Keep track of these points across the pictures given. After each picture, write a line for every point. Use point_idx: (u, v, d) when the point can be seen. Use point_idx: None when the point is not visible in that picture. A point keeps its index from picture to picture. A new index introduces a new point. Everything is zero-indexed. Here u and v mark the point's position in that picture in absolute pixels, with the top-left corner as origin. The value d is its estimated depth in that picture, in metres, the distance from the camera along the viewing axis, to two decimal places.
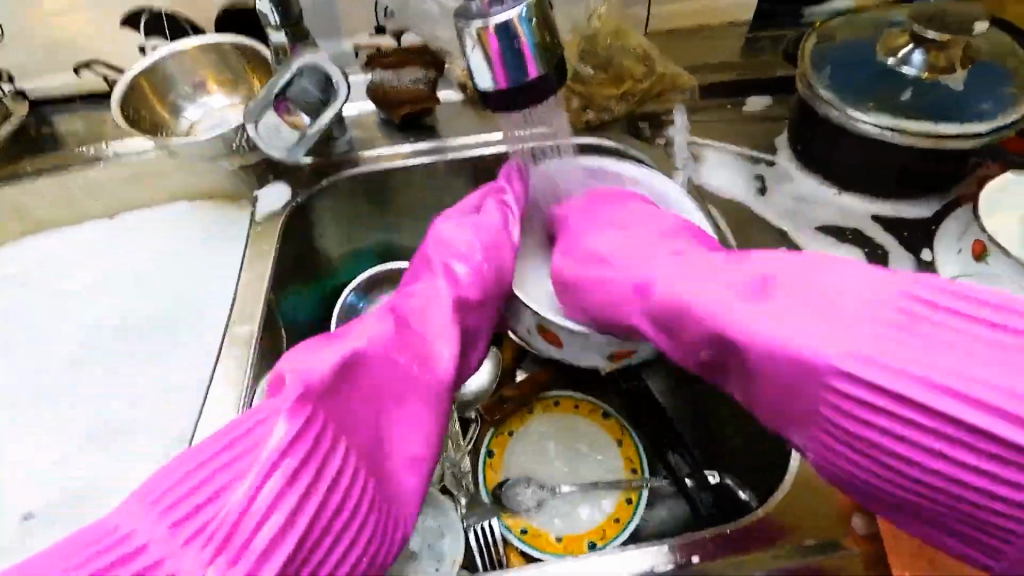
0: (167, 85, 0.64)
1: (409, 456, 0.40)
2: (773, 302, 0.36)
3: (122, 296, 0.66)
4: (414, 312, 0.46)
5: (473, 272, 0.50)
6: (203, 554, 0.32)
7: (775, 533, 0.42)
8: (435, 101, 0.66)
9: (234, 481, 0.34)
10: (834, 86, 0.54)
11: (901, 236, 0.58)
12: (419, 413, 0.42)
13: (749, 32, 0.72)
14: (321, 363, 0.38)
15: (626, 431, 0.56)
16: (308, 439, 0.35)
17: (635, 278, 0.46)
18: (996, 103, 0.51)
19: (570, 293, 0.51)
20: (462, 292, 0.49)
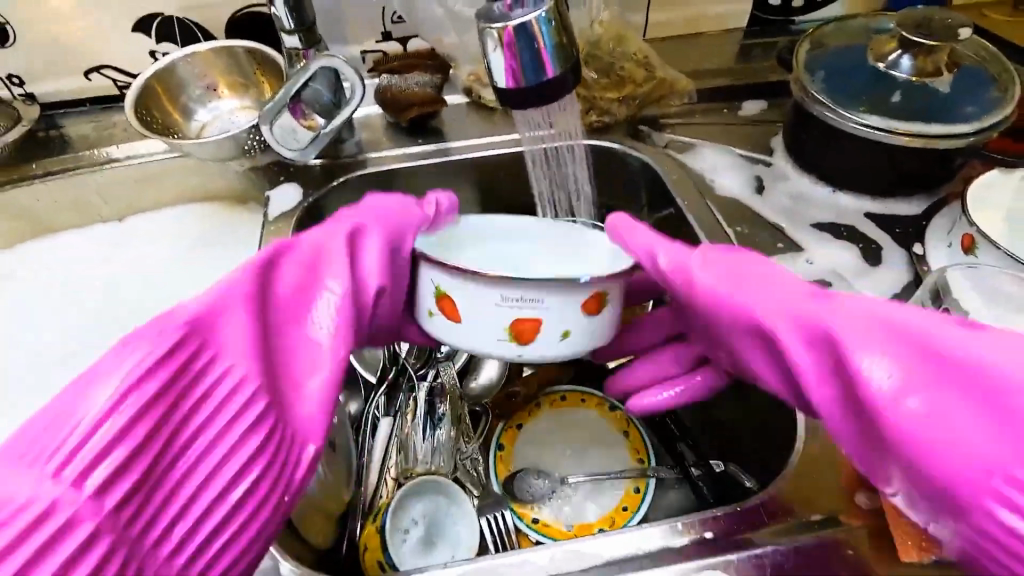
0: (179, 89, 0.65)
1: (298, 380, 0.34)
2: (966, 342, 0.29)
3: (129, 297, 0.66)
4: (317, 248, 0.38)
5: (380, 219, 0.41)
6: (41, 473, 0.26)
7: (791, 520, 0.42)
8: (442, 104, 0.68)
9: (82, 400, 0.28)
10: (827, 89, 0.57)
11: (894, 232, 0.60)
12: (309, 341, 0.35)
13: (743, 39, 0.75)
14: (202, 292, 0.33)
15: (632, 423, 0.57)
16: (178, 355, 0.30)
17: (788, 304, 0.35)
18: (981, 106, 0.54)
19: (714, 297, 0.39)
20: (379, 225, 0.40)
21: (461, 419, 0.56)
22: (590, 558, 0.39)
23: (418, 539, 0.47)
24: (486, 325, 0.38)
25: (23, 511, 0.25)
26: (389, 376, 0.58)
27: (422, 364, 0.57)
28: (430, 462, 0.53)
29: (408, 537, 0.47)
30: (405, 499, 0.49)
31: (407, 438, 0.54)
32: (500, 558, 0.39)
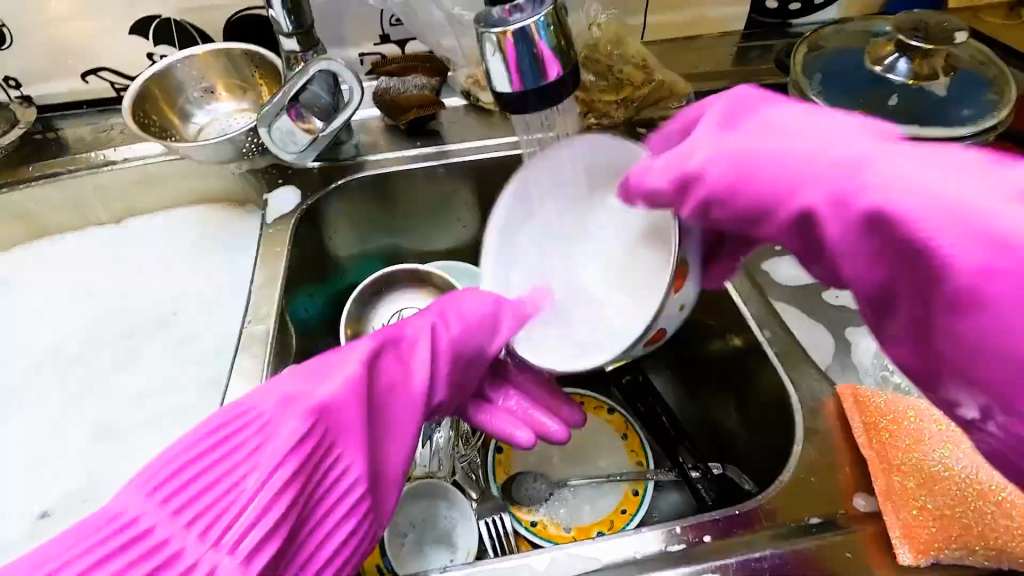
0: (177, 92, 0.65)
1: (386, 471, 0.39)
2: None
3: (127, 299, 0.66)
4: (406, 349, 0.44)
5: (449, 314, 0.46)
6: (205, 537, 0.32)
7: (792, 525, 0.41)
8: (440, 106, 0.68)
9: (234, 480, 0.34)
10: (824, 92, 0.57)
11: None
12: (397, 436, 0.40)
13: (741, 42, 0.76)
14: (324, 384, 0.39)
15: (631, 425, 0.57)
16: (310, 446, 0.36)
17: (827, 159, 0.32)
18: (977, 109, 0.54)
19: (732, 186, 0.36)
20: (455, 325, 0.45)
21: (459, 423, 0.55)
22: (591, 562, 0.39)
23: (417, 542, 0.47)
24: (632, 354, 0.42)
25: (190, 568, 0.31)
26: None
27: None
28: (428, 465, 0.53)
29: (406, 542, 0.47)
30: (405, 504, 0.49)
31: None
32: (501, 562, 0.39)
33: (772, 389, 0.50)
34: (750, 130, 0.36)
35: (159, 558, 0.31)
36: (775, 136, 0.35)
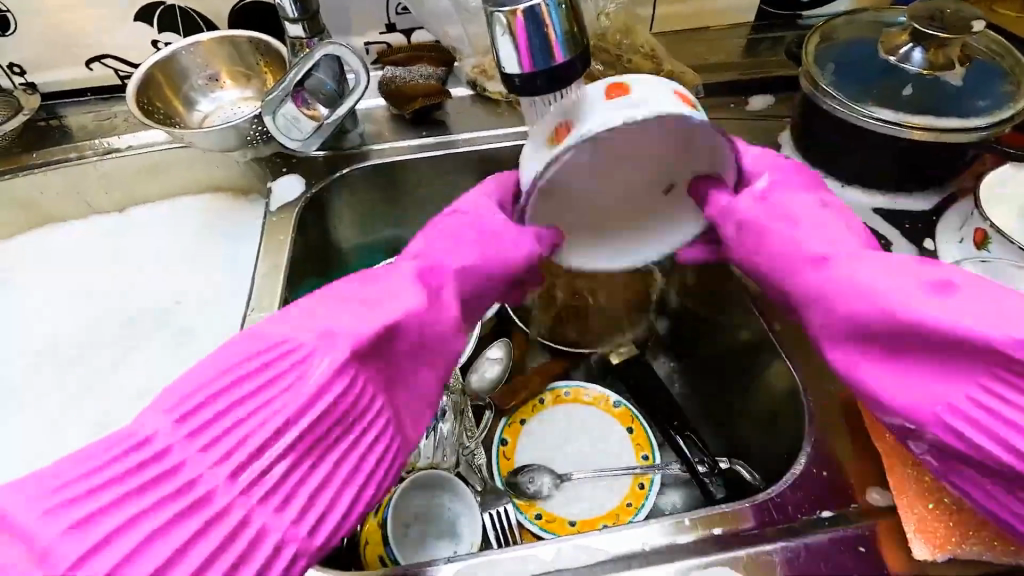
0: (182, 79, 0.65)
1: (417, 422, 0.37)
2: (949, 290, 0.32)
3: (130, 291, 0.66)
4: (450, 277, 0.41)
5: (495, 245, 0.42)
6: (233, 477, 0.30)
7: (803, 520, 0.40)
8: (446, 96, 0.68)
9: (269, 419, 0.31)
10: (837, 83, 0.56)
11: (903, 227, 0.59)
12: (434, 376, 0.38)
13: (750, 34, 0.75)
14: (360, 318, 0.34)
15: (637, 418, 0.56)
16: (354, 394, 0.33)
17: (813, 251, 0.38)
18: (993, 101, 0.53)
19: (749, 240, 0.41)
20: (507, 252, 0.42)
21: (463, 413, 0.54)
22: (597, 553, 0.38)
23: (419, 534, 0.47)
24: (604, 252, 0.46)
25: (216, 514, 0.29)
26: None
27: None
28: (432, 457, 0.51)
29: (409, 533, 0.46)
30: (409, 493, 0.48)
31: None
32: (505, 552, 0.38)
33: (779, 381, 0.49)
34: (773, 206, 0.41)
35: (187, 494, 0.29)
36: (791, 219, 0.40)
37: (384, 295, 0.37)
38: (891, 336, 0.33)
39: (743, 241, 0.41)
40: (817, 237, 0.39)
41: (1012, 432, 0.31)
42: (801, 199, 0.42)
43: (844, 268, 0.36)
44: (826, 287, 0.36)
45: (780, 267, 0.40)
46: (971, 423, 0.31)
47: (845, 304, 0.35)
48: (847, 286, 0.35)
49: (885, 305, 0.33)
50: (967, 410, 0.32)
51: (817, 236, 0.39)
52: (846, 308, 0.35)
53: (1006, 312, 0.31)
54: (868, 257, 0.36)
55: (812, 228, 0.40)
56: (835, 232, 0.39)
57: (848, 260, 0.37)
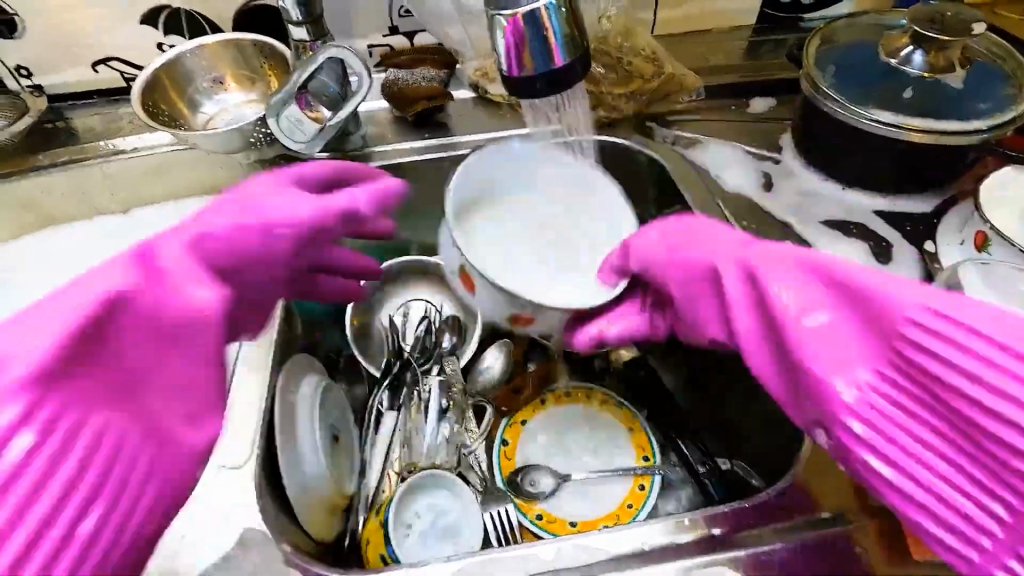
0: (187, 82, 0.65)
1: (156, 437, 0.31)
2: (847, 286, 0.32)
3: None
4: (227, 243, 0.36)
5: (263, 205, 0.38)
6: None
7: (804, 523, 0.40)
8: (448, 98, 0.69)
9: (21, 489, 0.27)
10: (836, 85, 0.56)
11: (904, 229, 0.59)
12: (196, 364, 0.33)
13: (752, 37, 0.75)
14: (19, 347, 0.28)
15: (637, 419, 0.57)
16: (36, 443, 0.27)
17: (717, 259, 0.39)
18: (993, 104, 0.53)
19: (670, 264, 0.42)
20: (301, 210, 0.39)
21: (464, 415, 0.56)
22: (597, 553, 0.39)
23: (421, 534, 0.47)
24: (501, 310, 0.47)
25: None
26: (393, 369, 0.57)
27: (425, 360, 0.59)
28: (432, 455, 0.53)
29: (411, 532, 0.47)
30: (411, 494, 0.48)
31: (411, 434, 0.55)
32: (505, 552, 0.39)
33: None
34: (677, 239, 0.43)
35: None
36: (681, 246, 0.42)
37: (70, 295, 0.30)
38: (811, 337, 0.32)
39: (659, 267, 0.43)
40: (709, 249, 0.40)
41: (954, 437, 0.29)
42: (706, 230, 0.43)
43: (761, 267, 0.36)
44: (752, 289, 0.36)
45: (704, 281, 0.40)
46: (894, 430, 0.30)
47: (776, 298, 0.34)
48: (760, 286, 0.35)
49: (797, 303, 0.33)
50: (898, 405, 0.30)
51: (705, 250, 0.40)
52: (771, 311, 0.34)
53: (900, 298, 0.30)
54: (780, 257, 0.36)
55: (722, 244, 0.40)
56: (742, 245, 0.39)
57: (764, 261, 0.36)
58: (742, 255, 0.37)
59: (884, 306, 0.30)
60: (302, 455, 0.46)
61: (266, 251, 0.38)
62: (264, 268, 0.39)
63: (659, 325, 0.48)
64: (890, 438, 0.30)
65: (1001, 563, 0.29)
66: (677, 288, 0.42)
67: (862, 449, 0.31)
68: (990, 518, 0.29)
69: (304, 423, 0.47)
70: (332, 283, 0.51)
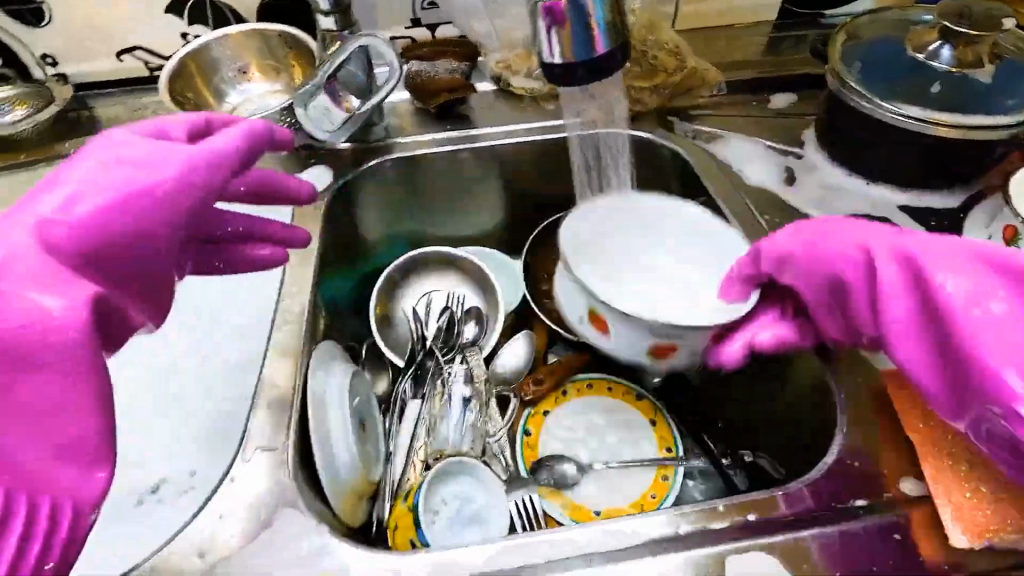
0: (212, 71, 0.66)
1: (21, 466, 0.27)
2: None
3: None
4: (74, 230, 0.30)
5: (116, 176, 0.33)
6: None
7: (834, 510, 0.40)
8: (471, 90, 0.69)
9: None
10: (863, 79, 0.56)
11: (929, 224, 0.59)
12: (72, 383, 0.28)
13: (772, 32, 0.75)
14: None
15: (660, 412, 0.57)
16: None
17: (868, 249, 0.37)
18: (1022, 99, 0.53)
19: (810, 260, 0.40)
20: (163, 177, 0.33)
21: (486, 405, 0.56)
22: (627, 538, 0.39)
23: (448, 519, 0.47)
24: (629, 347, 0.47)
25: None
26: (416, 358, 0.58)
27: (448, 350, 0.59)
28: (459, 444, 0.54)
29: (437, 518, 0.47)
30: (438, 480, 0.49)
31: (436, 421, 0.55)
32: (539, 536, 0.39)
33: (802, 375, 0.49)
34: (813, 231, 0.40)
35: None
36: (823, 238, 0.39)
37: None
38: (992, 335, 0.31)
39: (811, 260, 0.40)
40: (860, 235, 0.38)
41: None
42: (839, 224, 0.40)
43: (926, 262, 0.34)
44: (915, 287, 0.34)
45: (842, 273, 0.38)
46: None
47: (943, 296, 0.33)
48: (924, 282, 0.34)
49: (967, 293, 0.33)
50: None
51: (857, 238, 0.38)
52: (942, 309, 0.33)
53: None
54: (944, 250, 0.34)
55: (869, 235, 0.38)
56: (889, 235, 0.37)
57: (927, 253, 0.34)
58: (897, 243, 0.36)
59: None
60: (332, 441, 0.47)
61: (139, 226, 0.32)
62: (146, 244, 0.32)
63: (807, 334, 0.43)
64: None
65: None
66: (807, 287, 0.40)
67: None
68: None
69: (336, 412, 0.48)
70: (232, 255, 0.41)
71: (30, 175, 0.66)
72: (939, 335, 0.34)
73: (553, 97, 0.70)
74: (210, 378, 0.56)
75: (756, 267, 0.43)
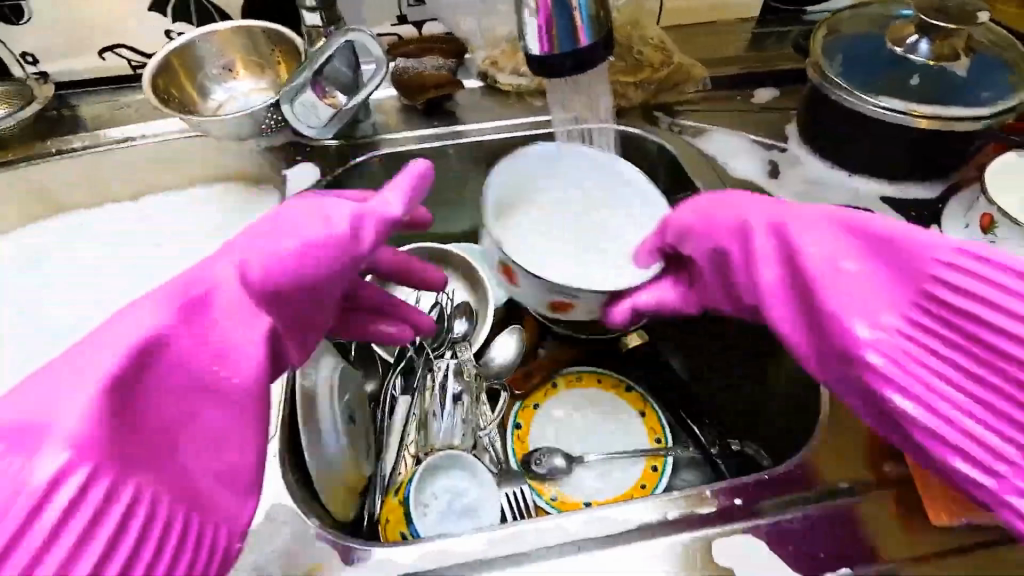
0: (196, 68, 0.65)
1: (193, 475, 0.32)
2: (875, 244, 0.35)
3: (148, 276, 0.66)
4: (266, 276, 0.36)
5: (297, 228, 0.38)
6: None
7: (818, 491, 0.41)
8: (458, 86, 0.69)
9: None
10: (844, 73, 0.57)
11: (910, 215, 0.60)
12: (240, 416, 0.33)
13: (756, 28, 0.76)
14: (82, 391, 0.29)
15: (649, 403, 0.57)
16: (70, 487, 0.28)
17: (744, 219, 0.40)
18: (997, 91, 0.54)
19: (698, 234, 0.44)
20: (333, 236, 0.38)
21: (478, 398, 0.56)
22: (618, 524, 0.39)
23: (439, 512, 0.47)
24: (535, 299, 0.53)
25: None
26: (406, 354, 0.57)
27: (438, 346, 0.58)
28: (449, 438, 0.53)
29: (429, 512, 0.47)
30: (429, 474, 0.49)
31: (426, 418, 0.54)
32: (528, 525, 0.39)
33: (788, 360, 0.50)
34: (702, 206, 0.44)
35: None
36: (713, 212, 0.43)
37: (124, 332, 0.31)
38: (836, 293, 0.34)
39: (704, 234, 0.43)
40: (740, 207, 0.41)
41: (968, 388, 0.33)
42: (730, 197, 0.43)
43: (792, 229, 0.37)
44: (785, 252, 0.37)
45: (723, 242, 0.41)
46: (916, 394, 0.33)
47: (807, 258, 0.36)
48: (791, 247, 0.37)
49: (826, 256, 0.35)
50: (907, 362, 0.33)
51: (738, 208, 0.41)
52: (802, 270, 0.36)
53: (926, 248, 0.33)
54: (809, 215, 0.38)
55: (749, 206, 0.41)
56: (774, 205, 0.40)
57: (795, 220, 0.38)
58: (774, 212, 0.39)
59: (917, 254, 0.34)
60: (322, 432, 0.47)
61: (316, 280, 0.38)
62: (308, 295, 0.38)
63: (689, 302, 0.48)
64: (916, 394, 0.33)
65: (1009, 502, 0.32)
66: (699, 258, 0.44)
67: (891, 387, 0.33)
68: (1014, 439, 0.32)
69: (325, 406, 0.48)
70: (366, 328, 0.46)
71: (11, 174, 0.65)
72: (803, 296, 0.36)
73: (541, 93, 0.70)
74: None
75: (662, 240, 0.48)
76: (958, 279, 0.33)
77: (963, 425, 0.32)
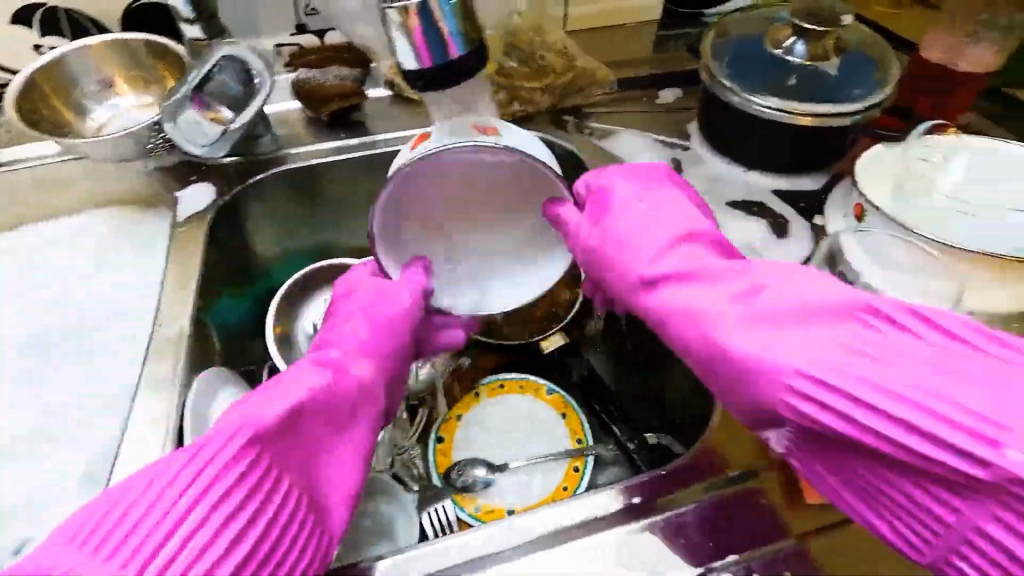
0: (70, 86, 0.60)
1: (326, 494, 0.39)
2: (772, 321, 0.36)
3: (45, 298, 0.59)
4: (370, 348, 0.48)
5: (384, 305, 0.50)
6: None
7: (708, 477, 0.43)
8: (361, 97, 0.67)
9: (177, 497, 0.33)
10: (731, 74, 0.60)
11: (799, 206, 0.63)
12: (355, 452, 0.42)
13: (659, 31, 0.79)
14: (265, 408, 0.38)
15: (570, 404, 0.58)
16: (251, 479, 0.35)
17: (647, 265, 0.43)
18: (865, 87, 0.58)
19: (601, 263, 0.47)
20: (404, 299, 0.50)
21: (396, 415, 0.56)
22: (530, 531, 0.40)
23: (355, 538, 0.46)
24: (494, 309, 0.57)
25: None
26: None
27: None
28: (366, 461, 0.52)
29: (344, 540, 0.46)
30: None
31: None
32: (447, 540, 0.39)
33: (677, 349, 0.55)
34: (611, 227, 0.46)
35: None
36: (625, 235, 0.45)
37: (292, 379, 0.42)
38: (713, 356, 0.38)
39: (611, 270, 0.46)
40: (649, 247, 0.44)
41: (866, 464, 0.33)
42: (632, 222, 0.46)
43: (684, 289, 0.40)
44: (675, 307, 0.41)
45: (621, 280, 0.45)
46: (811, 462, 0.35)
47: (696, 321, 0.39)
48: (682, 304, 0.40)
49: (720, 318, 0.37)
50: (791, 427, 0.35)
51: (644, 249, 0.44)
52: (692, 332, 0.39)
53: (819, 347, 0.33)
54: (709, 271, 0.40)
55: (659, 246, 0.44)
56: (690, 252, 0.42)
57: (685, 277, 0.41)
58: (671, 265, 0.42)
59: (773, 363, 0.34)
60: None
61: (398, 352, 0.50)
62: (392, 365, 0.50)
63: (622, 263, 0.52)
64: (815, 462, 0.35)
65: (949, 555, 0.31)
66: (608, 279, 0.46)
67: (798, 451, 0.36)
68: (917, 524, 0.31)
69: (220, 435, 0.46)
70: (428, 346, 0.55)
71: None
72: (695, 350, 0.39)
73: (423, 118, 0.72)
74: (113, 402, 0.53)
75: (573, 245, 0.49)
76: (847, 380, 0.31)
77: (849, 493, 0.34)
